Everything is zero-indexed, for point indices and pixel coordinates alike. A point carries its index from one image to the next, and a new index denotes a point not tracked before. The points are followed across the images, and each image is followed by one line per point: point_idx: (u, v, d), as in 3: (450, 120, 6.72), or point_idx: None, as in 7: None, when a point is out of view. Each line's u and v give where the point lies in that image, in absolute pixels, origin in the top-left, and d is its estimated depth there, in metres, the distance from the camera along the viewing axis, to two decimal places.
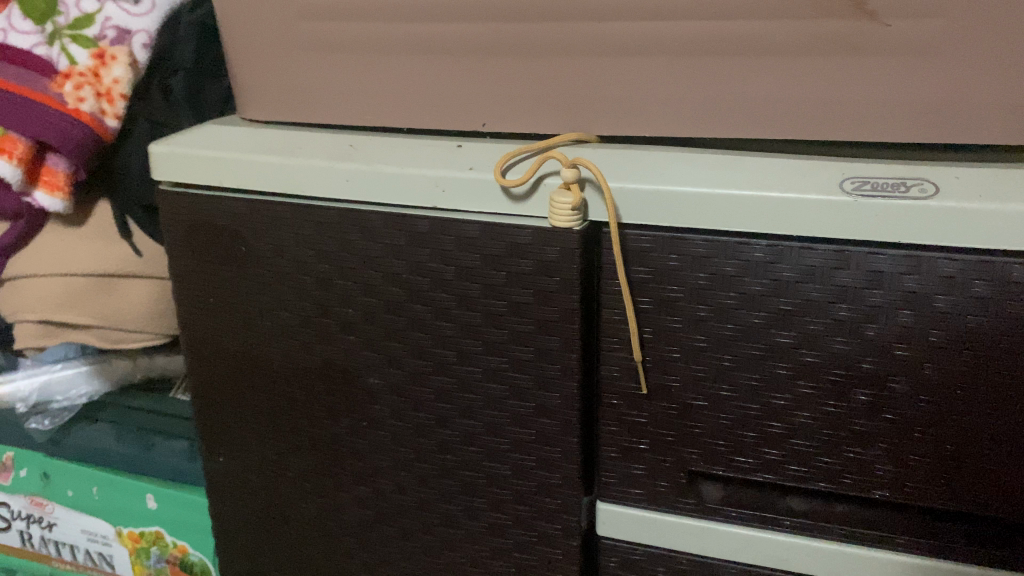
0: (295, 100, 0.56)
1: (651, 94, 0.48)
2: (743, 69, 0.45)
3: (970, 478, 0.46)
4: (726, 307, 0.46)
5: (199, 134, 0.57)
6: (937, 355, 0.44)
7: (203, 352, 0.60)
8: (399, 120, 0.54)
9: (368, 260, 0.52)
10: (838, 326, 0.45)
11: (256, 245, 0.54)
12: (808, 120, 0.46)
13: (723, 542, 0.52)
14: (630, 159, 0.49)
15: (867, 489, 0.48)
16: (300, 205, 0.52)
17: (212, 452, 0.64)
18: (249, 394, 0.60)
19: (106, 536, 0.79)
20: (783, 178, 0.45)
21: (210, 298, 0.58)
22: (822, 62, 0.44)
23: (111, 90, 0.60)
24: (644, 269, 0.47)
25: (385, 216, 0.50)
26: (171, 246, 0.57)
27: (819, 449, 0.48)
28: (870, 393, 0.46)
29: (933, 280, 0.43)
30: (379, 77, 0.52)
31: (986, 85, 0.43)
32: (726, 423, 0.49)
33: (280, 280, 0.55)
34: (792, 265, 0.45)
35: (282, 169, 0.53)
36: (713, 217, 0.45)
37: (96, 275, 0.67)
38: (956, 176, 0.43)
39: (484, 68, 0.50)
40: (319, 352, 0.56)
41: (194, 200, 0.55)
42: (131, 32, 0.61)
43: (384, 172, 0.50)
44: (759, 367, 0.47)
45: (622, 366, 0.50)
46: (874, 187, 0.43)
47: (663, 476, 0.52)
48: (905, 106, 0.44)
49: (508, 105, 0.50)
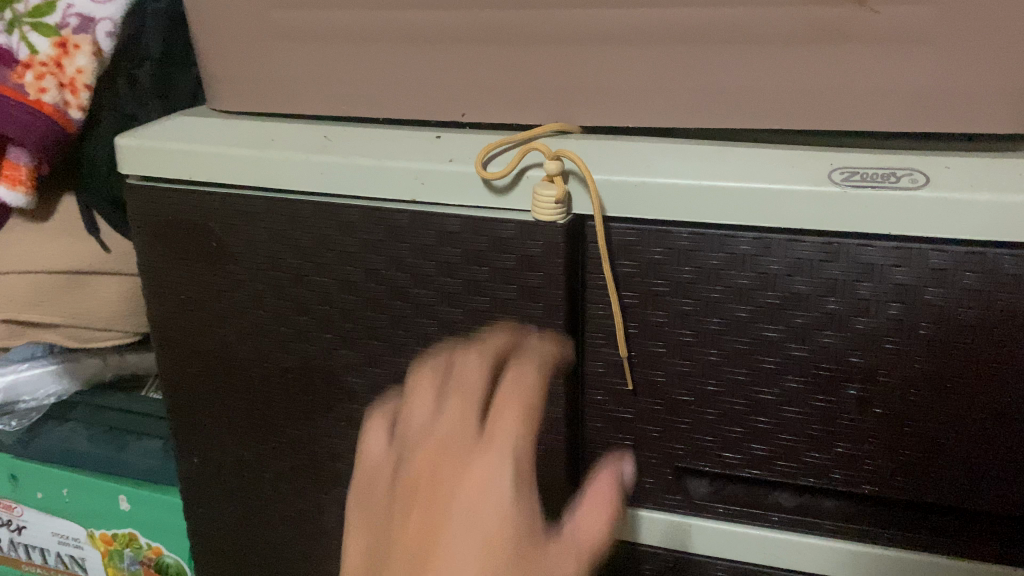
0: (267, 91, 0.54)
1: (636, 83, 0.46)
2: (729, 58, 0.44)
3: (959, 471, 0.46)
4: (713, 301, 0.46)
5: (167, 127, 0.55)
6: (927, 348, 0.44)
7: (175, 351, 0.58)
8: (375, 110, 0.52)
9: (346, 256, 0.50)
10: (827, 319, 0.44)
11: (229, 241, 0.53)
12: (794, 111, 0.45)
13: (710, 538, 0.51)
14: (614, 150, 0.47)
15: (856, 484, 0.48)
16: (274, 199, 0.51)
17: (187, 453, 0.62)
18: (224, 393, 0.58)
19: (78, 539, 0.78)
20: (771, 169, 0.44)
21: (182, 296, 0.56)
22: (809, 50, 0.43)
23: (74, 80, 0.58)
24: (630, 263, 0.46)
25: (363, 210, 0.49)
26: (140, 242, 0.55)
27: (807, 443, 0.48)
28: (859, 387, 0.45)
29: (923, 273, 0.42)
30: (355, 66, 0.51)
31: (978, 73, 0.42)
32: (713, 419, 0.49)
33: (255, 278, 0.53)
34: (780, 258, 0.44)
35: (254, 162, 0.51)
36: (700, 210, 0.44)
37: (63, 273, 0.65)
38: (946, 166, 0.42)
39: (464, 56, 0.48)
40: (296, 351, 0.54)
41: (163, 193, 0.53)
42: (95, 21, 0.58)
43: (361, 165, 0.49)
44: (747, 363, 0.47)
45: (607, 362, 0.49)
46: (864, 177, 0.42)
47: (648, 472, 0.51)
48: (893, 94, 0.43)
49: (489, 96, 0.49)
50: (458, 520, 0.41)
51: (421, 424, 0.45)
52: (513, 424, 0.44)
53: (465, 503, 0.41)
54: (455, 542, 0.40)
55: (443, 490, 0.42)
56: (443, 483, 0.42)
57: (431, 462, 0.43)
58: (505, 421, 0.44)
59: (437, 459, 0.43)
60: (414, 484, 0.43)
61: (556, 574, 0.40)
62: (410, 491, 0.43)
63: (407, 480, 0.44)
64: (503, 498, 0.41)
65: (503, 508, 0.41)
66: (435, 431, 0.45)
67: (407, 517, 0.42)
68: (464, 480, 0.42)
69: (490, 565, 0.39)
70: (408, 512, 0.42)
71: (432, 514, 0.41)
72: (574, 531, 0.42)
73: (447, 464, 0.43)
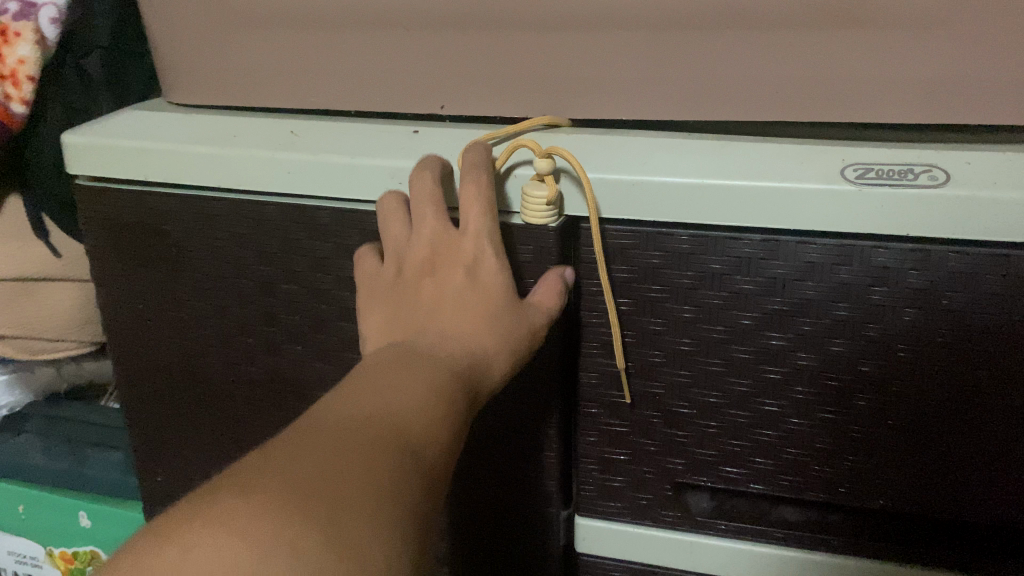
0: (229, 83, 0.50)
1: (630, 72, 0.43)
2: (730, 45, 0.41)
3: (974, 485, 0.43)
4: (715, 307, 0.43)
5: (118, 122, 0.51)
6: (944, 356, 0.41)
7: (135, 364, 0.55)
8: (347, 103, 0.48)
9: (318, 263, 0.47)
10: (836, 326, 0.41)
11: (191, 246, 0.49)
12: (799, 102, 0.42)
13: (711, 557, 0.49)
14: (606, 144, 0.44)
15: (864, 498, 0.45)
16: (239, 201, 0.47)
17: (149, 471, 0.59)
18: (189, 408, 0.55)
19: (37, 557, 0.74)
20: (779, 165, 0.40)
21: (141, 305, 0.52)
22: (817, 37, 0.40)
23: (16, 72, 0.52)
24: (626, 268, 0.43)
25: (336, 212, 0.45)
26: (93, 248, 0.51)
27: (814, 456, 0.45)
28: (870, 397, 0.43)
29: (942, 276, 0.39)
30: (323, 56, 0.47)
31: (1006, 60, 0.38)
32: (715, 432, 0.46)
33: (220, 286, 0.50)
34: (788, 261, 0.41)
35: (214, 161, 0.47)
36: (703, 211, 0.41)
37: (13, 280, 0.61)
38: (966, 162, 0.39)
39: (442, 45, 0.44)
40: (266, 364, 0.51)
41: (116, 195, 0.49)
42: (37, 6, 0.52)
43: (331, 163, 0.44)
44: (751, 372, 0.44)
45: (600, 373, 0.46)
46: (879, 174, 0.39)
47: (645, 489, 0.48)
48: (907, 84, 0.40)
49: (469, 87, 0.45)
50: (469, 304, 0.41)
51: (400, 236, 0.43)
52: (483, 192, 0.41)
53: (462, 285, 0.42)
54: (471, 306, 0.41)
55: (445, 275, 0.42)
56: (444, 271, 0.43)
57: (433, 242, 0.43)
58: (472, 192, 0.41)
59: (434, 243, 0.43)
60: (421, 266, 0.43)
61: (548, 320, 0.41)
62: (417, 273, 0.43)
63: (414, 261, 0.43)
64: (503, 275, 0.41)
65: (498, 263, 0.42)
66: (421, 235, 0.43)
67: (418, 292, 0.43)
68: (462, 265, 0.42)
69: (506, 327, 0.41)
70: (416, 289, 0.43)
71: (442, 292, 0.42)
72: (534, 305, 0.41)
73: (443, 249, 0.43)
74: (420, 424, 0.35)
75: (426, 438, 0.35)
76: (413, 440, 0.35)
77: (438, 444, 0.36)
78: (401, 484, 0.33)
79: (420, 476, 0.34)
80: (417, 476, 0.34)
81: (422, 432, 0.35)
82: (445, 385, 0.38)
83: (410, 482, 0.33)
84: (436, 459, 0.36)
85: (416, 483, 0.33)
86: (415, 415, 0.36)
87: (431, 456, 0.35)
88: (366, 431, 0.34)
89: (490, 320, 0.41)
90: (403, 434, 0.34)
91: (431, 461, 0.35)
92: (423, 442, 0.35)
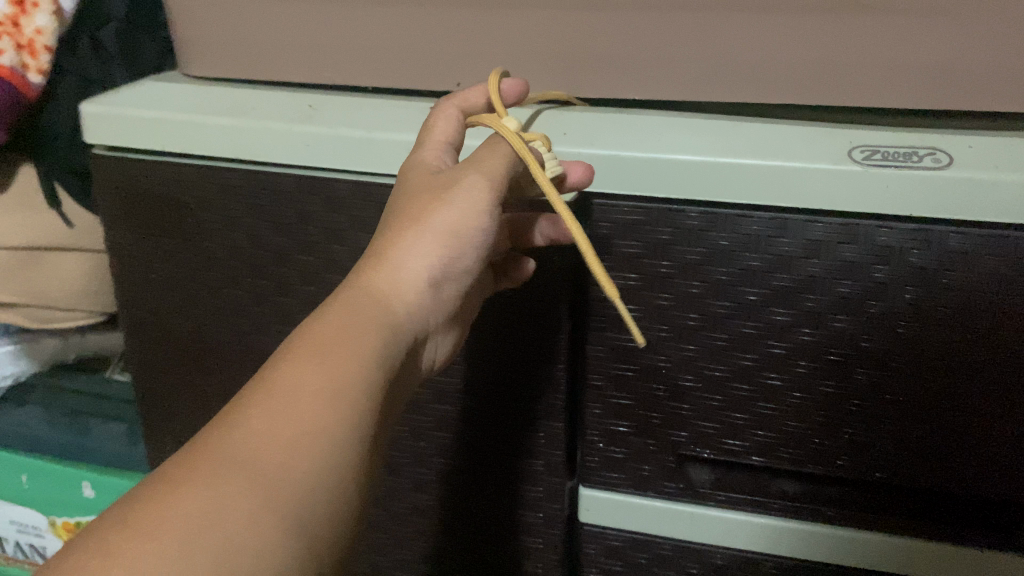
0: (247, 57, 0.50)
1: (643, 52, 0.44)
2: (741, 28, 0.42)
3: (961, 457, 0.45)
4: (721, 283, 0.44)
5: (135, 93, 0.51)
6: (940, 332, 0.42)
7: (146, 332, 0.56)
8: (364, 80, 0.49)
9: (333, 235, 0.48)
10: (840, 303, 0.43)
11: (206, 216, 0.50)
12: (807, 86, 0.43)
13: (709, 528, 0.51)
14: (621, 125, 0.46)
15: (861, 472, 0.47)
16: (255, 173, 0.48)
17: (158, 440, 0.60)
18: (200, 377, 0.56)
19: (39, 527, 0.74)
20: (790, 146, 0.42)
21: (153, 273, 0.53)
22: (826, 21, 0.41)
23: (34, 42, 0.52)
24: (636, 244, 0.44)
25: (352, 185, 0.46)
26: (110, 216, 0.52)
27: (816, 429, 0.46)
28: (870, 371, 0.44)
29: (941, 256, 0.41)
30: (341, 33, 0.48)
31: (1018, 49, 0.39)
32: (719, 405, 0.47)
33: (233, 255, 0.51)
34: (794, 239, 0.42)
35: (231, 132, 0.47)
36: (713, 188, 0.42)
37: (25, 248, 0.62)
38: (969, 146, 0.41)
39: (461, 23, 0.45)
40: (278, 335, 0.52)
41: (133, 164, 0.50)
42: None
43: (347, 136, 0.45)
44: (755, 347, 0.45)
45: (607, 346, 0.47)
46: (884, 156, 0.41)
47: (647, 460, 0.50)
48: (913, 71, 0.41)
49: (486, 65, 0.46)
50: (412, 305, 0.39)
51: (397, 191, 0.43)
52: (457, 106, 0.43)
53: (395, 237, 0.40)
54: (413, 287, 0.39)
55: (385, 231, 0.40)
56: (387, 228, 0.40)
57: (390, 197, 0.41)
58: (444, 125, 0.43)
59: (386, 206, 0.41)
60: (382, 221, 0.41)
61: (477, 178, 0.39)
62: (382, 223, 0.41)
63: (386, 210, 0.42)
64: (454, 238, 0.40)
65: (440, 237, 0.39)
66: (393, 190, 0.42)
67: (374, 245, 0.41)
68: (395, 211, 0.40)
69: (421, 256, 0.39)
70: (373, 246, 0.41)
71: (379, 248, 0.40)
72: (484, 159, 0.40)
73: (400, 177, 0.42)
74: (295, 451, 0.32)
75: (297, 465, 0.31)
76: (276, 460, 0.31)
77: (332, 474, 0.32)
78: (217, 527, 0.28)
79: (315, 493, 0.31)
80: (271, 503, 0.30)
81: (312, 467, 0.32)
82: (350, 403, 0.34)
83: (229, 523, 0.29)
84: (308, 465, 0.31)
85: (258, 516, 0.29)
86: (301, 443, 0.32)
87: (329, 483, 0.32)
88: (248, 466, 0.30)
89: (424, 258, 0.40)
90: (287, 471, 0.31)
91: (331, 477, 0.32)
92: (302, 461, 0.31)
